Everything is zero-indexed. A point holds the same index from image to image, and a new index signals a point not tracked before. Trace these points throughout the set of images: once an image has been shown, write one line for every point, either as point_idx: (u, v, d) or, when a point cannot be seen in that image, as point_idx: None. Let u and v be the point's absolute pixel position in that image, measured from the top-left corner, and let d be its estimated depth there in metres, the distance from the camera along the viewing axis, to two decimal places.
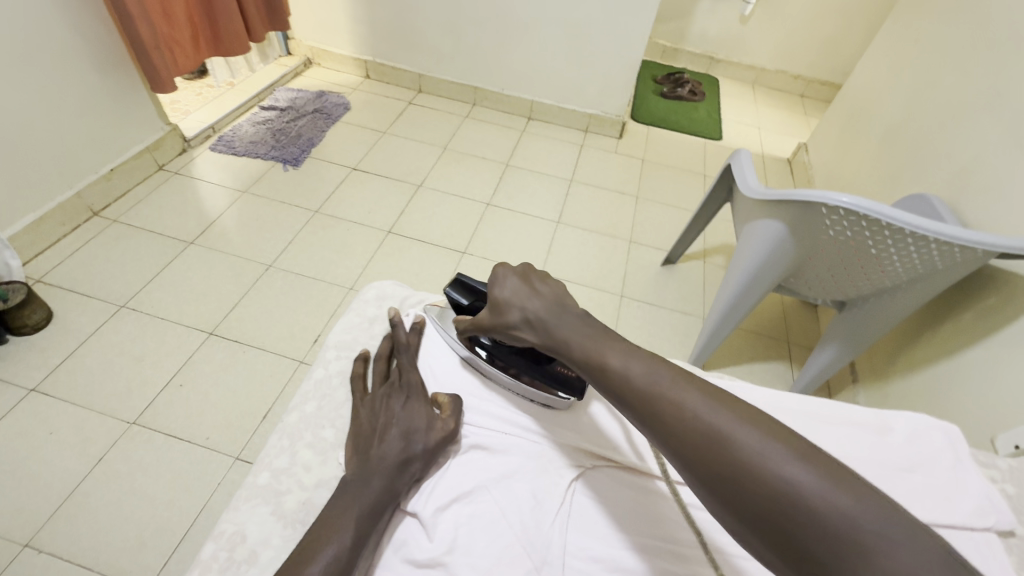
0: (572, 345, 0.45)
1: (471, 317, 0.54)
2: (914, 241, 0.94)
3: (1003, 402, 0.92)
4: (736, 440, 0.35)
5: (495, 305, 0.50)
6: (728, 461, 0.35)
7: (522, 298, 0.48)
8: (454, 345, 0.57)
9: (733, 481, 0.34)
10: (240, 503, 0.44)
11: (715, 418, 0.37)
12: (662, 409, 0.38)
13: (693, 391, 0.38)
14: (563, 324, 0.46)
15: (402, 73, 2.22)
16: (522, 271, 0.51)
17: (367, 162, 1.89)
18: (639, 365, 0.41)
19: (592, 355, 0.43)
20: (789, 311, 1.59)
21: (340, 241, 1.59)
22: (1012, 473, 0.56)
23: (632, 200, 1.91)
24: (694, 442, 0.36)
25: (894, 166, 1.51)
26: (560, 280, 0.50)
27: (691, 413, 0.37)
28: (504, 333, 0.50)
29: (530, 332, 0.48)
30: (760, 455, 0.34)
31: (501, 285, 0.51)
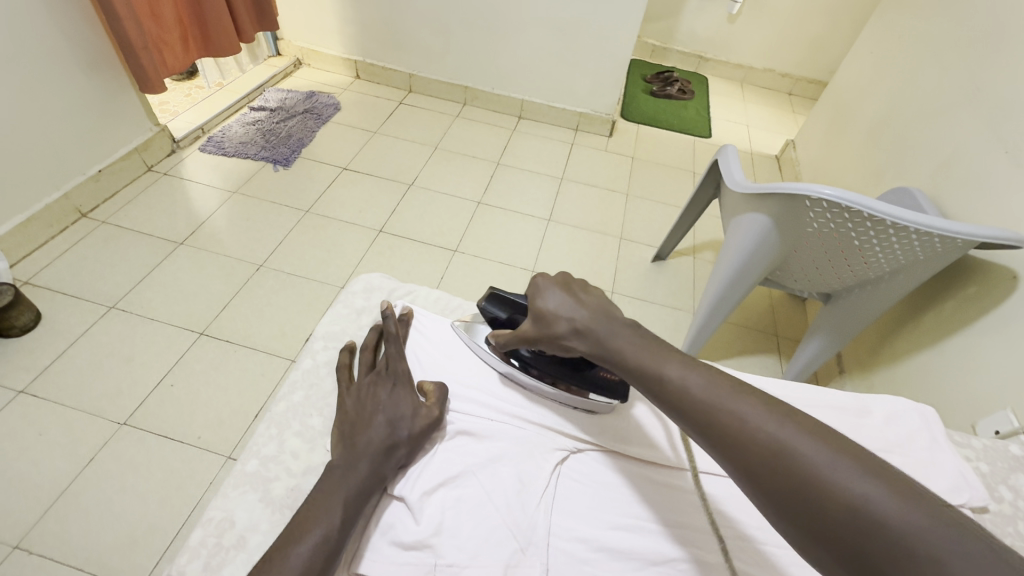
0: (623, 355, 0.45)
1: (511, 331, 0.54)
2: (895, 233, 0.95)
3: (984, 390, 0.94)
4: (797, 452, 0.35)
5: (539, 316, 0.51)
6: (788, 468, 0.35)
7: (569, 308, 0.49)
8: (492, 359, 0.56)
9: (794, 493, 0.34)
10: (228, 490, 0.44)
11: (773, 430, 0.37)
12: (718, 419, 0.39)
13: (750, 404, 0.38)
14: (613, 334, 0.47)
15: (392, 74, 2.23)
16: (565, 281, 0.52)
17: (358, 162, 1.89)
18: (695, 377, 0.41)
19: (646, 367, 0.44)
20: (777, 304, 1.61)
21: (331, 240, 1.60)
22: (987, 452, 0.58)
23: (623, 198, 1.93)
24: (753, 454, 0.36)
25: (878, 161, 1.53)
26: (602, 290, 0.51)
27: (747, 424, 0.37)
28: (551, 344, 0.50)
29: (578, 340, 0.48)
30: (822, 468, 0.34)
31: (544, 296, 0.51)
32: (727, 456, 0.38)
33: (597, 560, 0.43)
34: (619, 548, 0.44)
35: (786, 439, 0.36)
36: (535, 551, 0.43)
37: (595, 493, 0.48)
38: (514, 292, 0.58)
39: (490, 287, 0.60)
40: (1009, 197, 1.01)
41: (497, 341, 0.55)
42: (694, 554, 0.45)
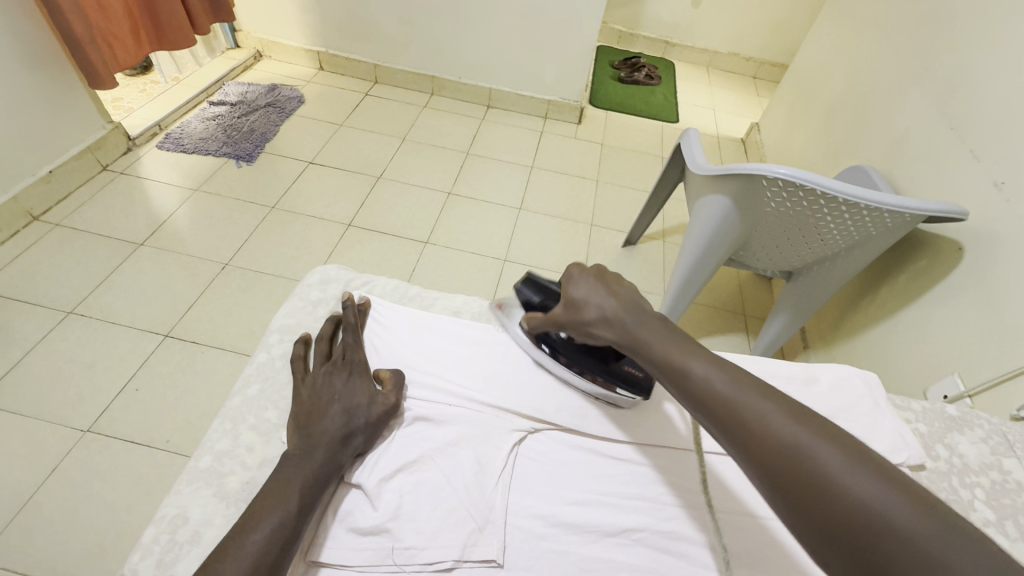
0: (649, 346, 0.45)
1: (544, 314, 0.55)
2: (849, 210, 0.98)
3: (935, 357, 0.98)
4: (819, 456, 0.35)
5: (571, 302, 0.51)
6: (804, 471, 0.35)
7: (602, 298, 0.49)
8: (523, 346, 0.57)
9: (810, 494, 0.34)
10: (182, 487, 0.44)
11: (797, 433, 0.36)
12: (742, 413, 0.38)
13: (775, 406, 0.38)
14: (642, 326, 0.46)
15: (357, 64, 2.18)
16: (597, 273, 0.51)
17: (325, 156, 1.86)
18: (721, 374, 0.41)
19: (672, 359, 0.43)
20: (745, 285, 1.65)
21: (299, 236, 1.57)
22: (925, 413, 0.61)
23: (593, 184, 1.94)
24: (773, 452, 0.36)
25: (836, 141, 1.57)
26: (633, 283, 0.51)
27: (771, 424, 0.37)
28: (577, 329, 0.51)
29: (607, 329, 0.48)
30: (843, 476, 0.34)
31: (578, 284, 0.51)
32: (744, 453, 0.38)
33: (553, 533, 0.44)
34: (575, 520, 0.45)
35: (810, 443, 0.36)
36: (492, 531, 0.44)
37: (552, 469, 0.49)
38: (549, 278, 0.59)
39: (527, 273, 0.61)
40: (953, 172, 1.05)
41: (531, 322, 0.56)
42: (655, 526, 0.46)
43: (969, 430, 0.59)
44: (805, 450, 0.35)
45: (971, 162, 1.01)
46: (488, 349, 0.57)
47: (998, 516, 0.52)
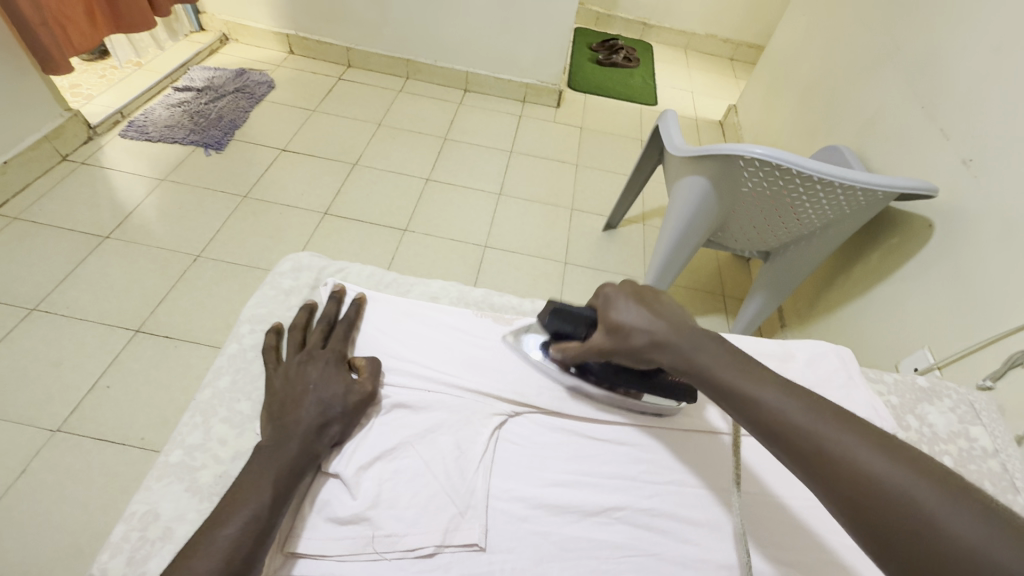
0: (709, 372, 0.44)
1: (580, 344, 0.50)
2: (824, 188, 1.00)
3: (907, 332, 1.00)
4: (901, 488, 0.34)
5: (614, 328, 0.48)
6: (893, 508, 0.33)
7: (648, 320, 0.47)
8: (553, 374, 0.53)
9: (895, 528, 0.33)
10: (151, 483, 0.43)
11: (876, 463, 0.35)
12: (816, 443, 0.37)
13: (850, 435, 0.37)
14: (698, 349, 0.45)
15: (328, 48, 2.12)
16: (637, 292, 0.49)
17: (297, 143, 1.81)
18: (793, 403, 0.40)
19: (739, 387, 0.42)
20: (724, 266, 1.67)
21: (273, 225, 1.53)
22: (897, 385, 0.62)
23: (573, 168, 1.93)
24: (850, 484, 0.35)
25: (811, 122, 1.59)
26: (676, 301, 0.50)
27: (846, 454, 0.36)
28: (625, 357, 0.48)
29: (659, 355, 0.46)
30: (929, 509, 0.32)
31: (620, 308, 0.48)
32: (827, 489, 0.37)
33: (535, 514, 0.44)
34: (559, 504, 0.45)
35: (891, 474, 0.34)
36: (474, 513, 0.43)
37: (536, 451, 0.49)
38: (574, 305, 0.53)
39: (547, 301, 0.55)
40: (924, 151, 1.07)
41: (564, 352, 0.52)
42: (637, 504, 0.46)
43: (937, 400, 0.61)
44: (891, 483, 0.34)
45: (941, 141, 1.03)
46: (468, 334, 0.56)
47: (965, 481, 0.54)
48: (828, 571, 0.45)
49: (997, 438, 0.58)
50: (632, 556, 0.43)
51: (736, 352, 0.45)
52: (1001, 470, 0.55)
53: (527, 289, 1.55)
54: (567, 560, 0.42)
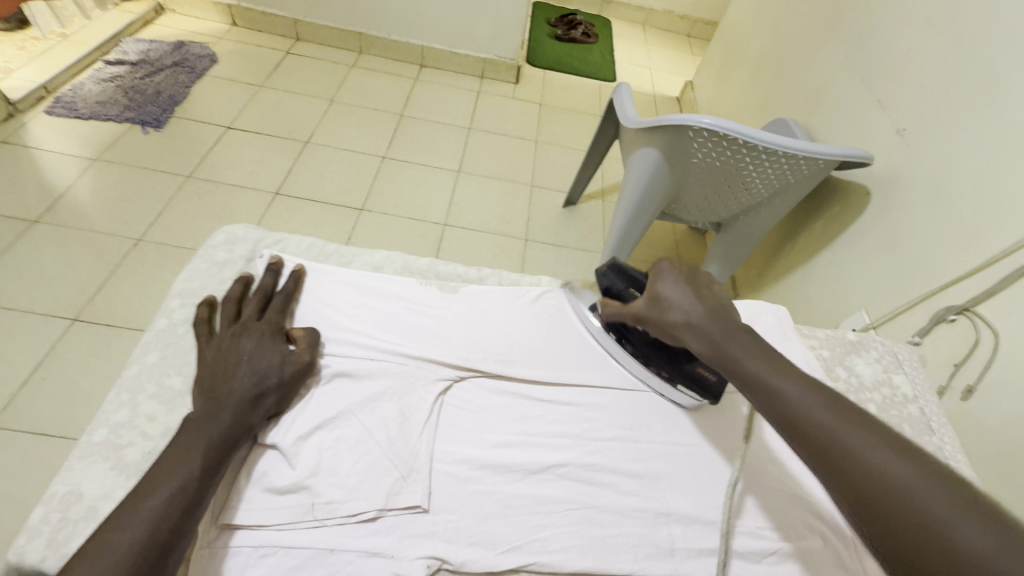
0: (735, 361, 0.42)
1: (622, 305, 0.53)
2: (769, 156, 1.03)
3: (845, 295, 1.06)
4: (918, 495, 0.31)
5: (656, 299, 0.49)
6: (899, 509, 0.31)
7: (691, 300, 0.47)
8: (597, 331, 0.57)
9: (901, 534, 0.31)
10: (73, 463, 0.41)
11: (893, 466, 0.33)
12: (838, 441, 0.35)
13: (875, 440, 0.35)
14: (730, 337, 0.43)
15: (274, 20, 2.02)
16: (688, 271, 0.50)
17: (244, 120, 1.73)
18: (816, 397, 0.38)
19: (760, 377, 0.40)
20: (680, 239, 1.70)
21: (221, 207, 1.47)
22: (829, 340, 0.65)
23: (532, 144, 1.91)
24: (863, 484, 0.33)
25: (761, 96, 1.62)
26: (725, 291, 0.49)
27: (866, 456, 0.34)
28: (658, 329, 0.49)
29: (689, 335, 0.45)
30: (944, 520, 0.29)
31: (666, 282, 0.49)
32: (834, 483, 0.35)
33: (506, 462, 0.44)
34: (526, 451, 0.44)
35: (912, 481, 0.32)
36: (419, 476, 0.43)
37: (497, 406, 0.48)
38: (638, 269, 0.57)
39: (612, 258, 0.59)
40: (863, 121, 1.11)
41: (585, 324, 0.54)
42: (578, 459, 0.47)
43: (865, 352, 0.65)
44: (903, 486, 0.32)
45: (878, 111, 1.07)
46: (411, 303, 0.56)
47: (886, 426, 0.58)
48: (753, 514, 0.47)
49: (916, 385, 0.62)
50: (574, 509, 0.44)
51: (771, 347, 0.43)
52: (919, 415, 0.59)
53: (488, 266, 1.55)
54: (511, 514, 0.43)
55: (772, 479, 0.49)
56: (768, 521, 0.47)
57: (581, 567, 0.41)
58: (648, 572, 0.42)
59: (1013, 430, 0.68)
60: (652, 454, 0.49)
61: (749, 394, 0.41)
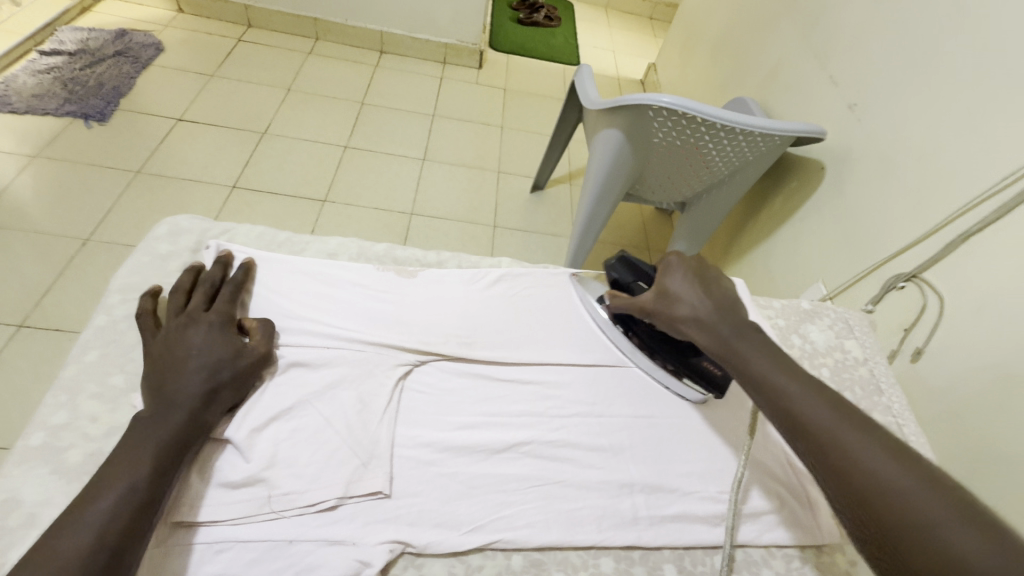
0: (741, 355, 0.44)
1: (631, 299, 0.53)
2: (728, 134, 1.04)
3: (803, 267, 1.10)
4: (912, 500, 0.32)
5: (663, 294, 0.50)
6: (897, 514, 0.32)
7: (699, 297, 0.48)
8: (600, 321, 0.58)
9: (897, 536, 0.32)
10: (8, 470, 0.39)
11: (892, 472, 0.34)
12: (838, 442, 0.36)
13: (870, 442, 0.36)
14: (738, 334, 0.44)
15: (223, 6, 1.93)
16: (697, 266, 0.50)
17: (195, 112, 1.65)
18: (817, 400, 0.39)
19: (762, 375, 0.42)
20: (648, 221, 1.72)
21: (175, 203, 1.42)
22: (784, 309, 0.67)
23: (498, 130, 1.90)
24: (862, 486, 0.34)
25: (721, 76, 1.64)
26: (731, 288, 0.50)
27: (866, 460, 0.35)
28: (666, 322, 0.50)
29: (697, 329, 0.47)
30: (939, 523, 0.31)
31: (675, 277, 0.50)
32: (835, 486, 0.36)
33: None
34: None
35: (910, 486, 0.33)
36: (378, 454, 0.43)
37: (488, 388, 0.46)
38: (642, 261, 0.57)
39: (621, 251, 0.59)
40: (816, 97, 1.14)
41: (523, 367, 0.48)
42: (541, 435, 0.47)
43: (818, 319, 0.67)
44: (902, 491, 0.33)
45: (830, 87, 1.10)
46: (368, 290, 0.55)
47: (839, 389, 0.60)
48: (714, 481, 0.48)
49: (866, 349, 0.65)
50: (539, 485, 0.44)
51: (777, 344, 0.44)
52: (869, 376, 0.62)
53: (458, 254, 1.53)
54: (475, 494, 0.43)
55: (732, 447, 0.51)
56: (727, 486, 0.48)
57: (545, 541, 0.42)
58: (612, 542, 0.43)
59: (957, 388, 0.72)
60: (614, 428, 0.50)
61: (748, 388, 0.43)
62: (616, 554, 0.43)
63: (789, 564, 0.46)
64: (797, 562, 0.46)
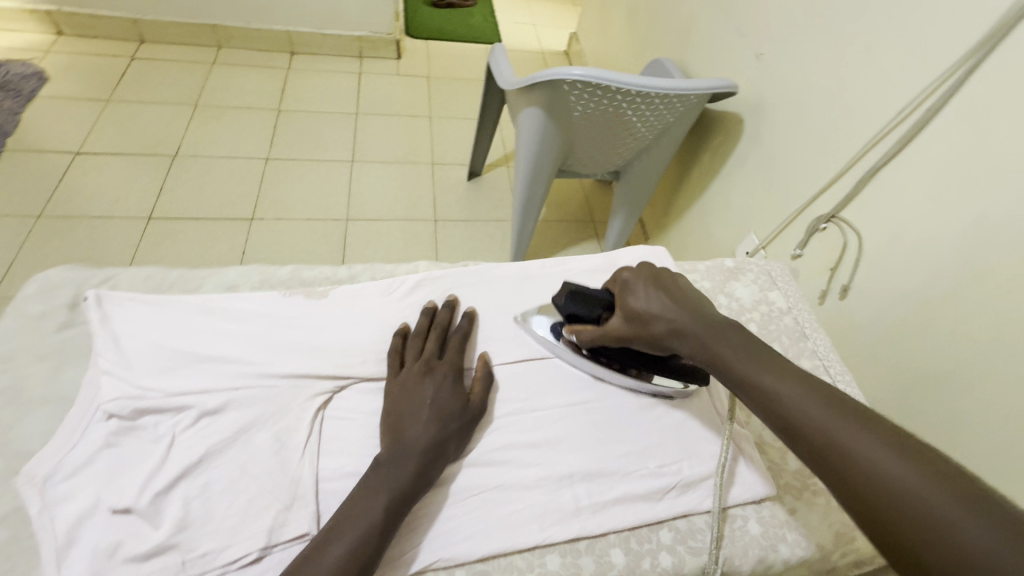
0: (726, 361, 0.44)
1: (599, 328, 0.51)
2: (645, 99, 1.04)
3: (734, 222, 1.12)
4: (916, 492, 0.33)
5: (633, 315, 0.49)
6: (899, 505, 0.33)
7: (669, 309, 0.47)
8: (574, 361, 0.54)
9: (910, 534, 0.32)
10: None
11: (888, 461, 0.35)
12: (836, 442, 0.37)
13: (865, 434, 0.36)
14: (720, 339, 0.44)
15: (107, 22, 1.77)
16: (654, 277, 0.50)
17: (95, 142, 1.53)
18: (806, 397, 0.39)
19: (750, 378, 0.42)
20: (588, 193, 1.72)
21: (87, 245, 1.32)
22: (709, 270, 0.68)
23: (426, 120, 1.83)
24: (867, 488, 0.35)
25: (639, 38, 1.63)
26: (690, 285, 0.51)
27: (866, 455, 0.35)
28: (645, 342, 0.48)
29: (680, 342, 0.46)
30: (947, 515, 0.32)
31: (638, 293, 0.49)
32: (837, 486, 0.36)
33: (394, 482, 0.41)
34: (407, 469, 0.42)
35: (905, 474, 0.34)
36: (314, 519, 0.41)
37: (399, 400, 0.46)
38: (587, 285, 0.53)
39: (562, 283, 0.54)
40: (726, 52, 1.15)
41: (434, 372, 0.48)
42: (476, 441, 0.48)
43: (742, 276, 0.68)
44: (902, 481, 0.34)
45: (737, 40, 1.10)
46: (275, 318, 0.52)
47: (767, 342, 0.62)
48: (652, 457, 0.49)
49: (789, 298, 0.66)
50: (475, 495, 0.45)
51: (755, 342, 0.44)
52: (794, 324, 0.64)
53: (401, 255, 1.50)
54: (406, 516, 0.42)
55: (665, 419, 0.52)
56: (663, 459, 0.49)
57: (486, 550, 0.42)
58: (554, 538, 0.43)
59: (879, 321, 0.75)
60: (549, 421, 0.50)
61: (742, 395, 0.43)
62: (561, 549, 0.44)
63: (733, 524, 0.47)
64: (740, 520, 0.48)
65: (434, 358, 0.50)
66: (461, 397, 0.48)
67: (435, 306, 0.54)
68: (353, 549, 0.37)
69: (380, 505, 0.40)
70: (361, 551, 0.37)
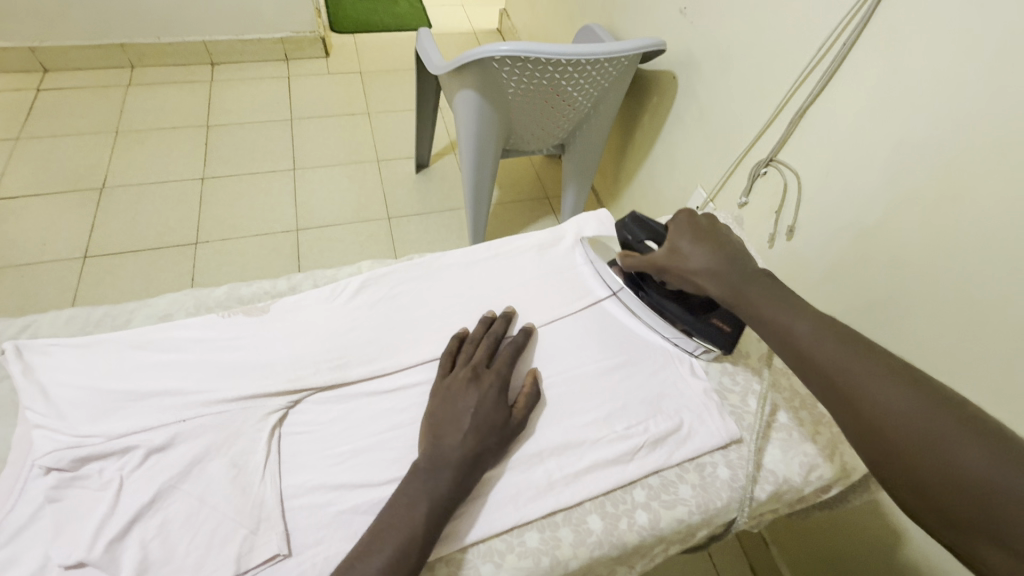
0: (750, 302, 0.47)
1: (642, 257, 0.55)
2: (577, 67, 1.03)
3: (681, 180, 1.14)
4: (925, 421, 0.36)
5: (675, 251, 0.52)
6: (903, 434, 0.36)
7: (710, 252, 0.50)
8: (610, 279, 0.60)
9: (908, 457, 0.35)
10: None
11: (897, 397, 0.37)
12: (849, 376, 0.39)
13: (880, 372, 0.39)
14: (749, 283, 0.47)
15: (4, 54, 1.65)
16: (703, 225, 0.52)
17: (10, 184, 1.43)
18: (826, 336, 0.42)
19: (774, 320, 0.45)
20: (540, 170, 1.71)
21: (18, 295, 1.24)
22: None
23: (364, 116, 1.78)
24: (876, 417, 0.37)
25: (567, 7, 1.61)
26: (739, 243, 0.52)
27: (878, 390, 0.38)
28: (678, 277, 0.52)
29: (710, 282, 0.49)
30: (949, 438, 0.34)
31: (686, 235, 0.52)
32: (847, 418, 0.39)
33: (433, 491, 0.41)
34: (444, 477, 0.42)
35: (914, 407, 0.36)
36: (282, 538, 0.41)
37: (445, 402, 0.46)
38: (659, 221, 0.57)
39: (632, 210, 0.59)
40: (651, 9, 1.14)
41: (481, 380, 0.48)
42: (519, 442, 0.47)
43: None
44: (911, 412, 0.36)
45: None
46: (216, 341, 0.51)
47: None
48: (619, 421, 0.50)
49: None
50: None
51: (785, 291, 0.46)
52: None
53: (359, 258, 1.46)
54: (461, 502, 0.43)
55: (621, 383, 0.53)
56: (629, 421, 0.50)
57: (464, 539, 0.42)
58: (531, 515, 0.44)
59: (824, 255, 0.78)
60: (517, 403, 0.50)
61: (763, 334, 0.46)
62: (540, 524, 0.44)
63: (703, 472, 0.49)
64: (710, 467, 0.50)
65: (482, 366, 0.49)
66: (502, 410, 0.46)
67: (493, 316, 0.55)
68: (400, 555, 0.37)
69: (418, 519, 0.39)
70: (404, 560, 0.38)
